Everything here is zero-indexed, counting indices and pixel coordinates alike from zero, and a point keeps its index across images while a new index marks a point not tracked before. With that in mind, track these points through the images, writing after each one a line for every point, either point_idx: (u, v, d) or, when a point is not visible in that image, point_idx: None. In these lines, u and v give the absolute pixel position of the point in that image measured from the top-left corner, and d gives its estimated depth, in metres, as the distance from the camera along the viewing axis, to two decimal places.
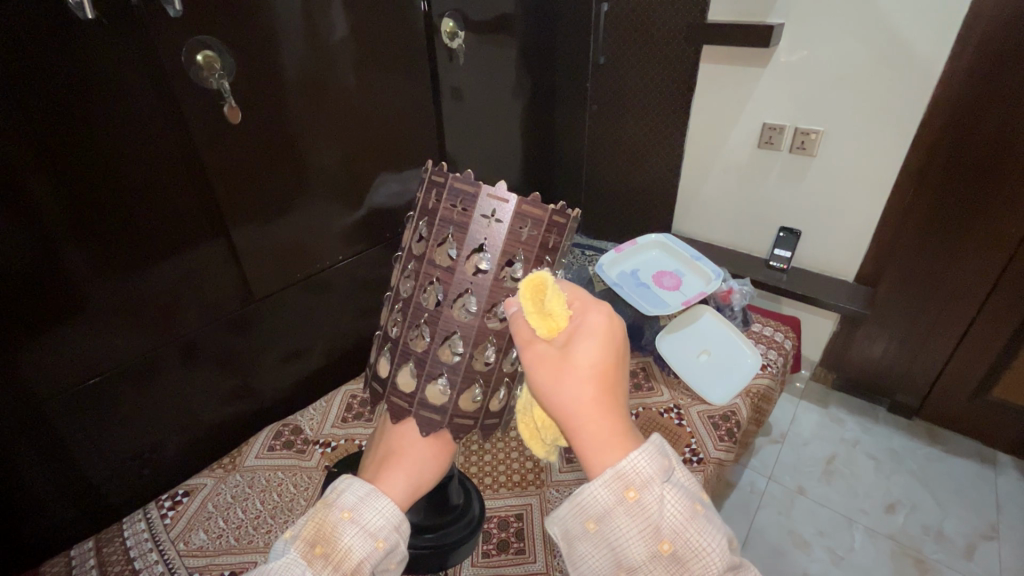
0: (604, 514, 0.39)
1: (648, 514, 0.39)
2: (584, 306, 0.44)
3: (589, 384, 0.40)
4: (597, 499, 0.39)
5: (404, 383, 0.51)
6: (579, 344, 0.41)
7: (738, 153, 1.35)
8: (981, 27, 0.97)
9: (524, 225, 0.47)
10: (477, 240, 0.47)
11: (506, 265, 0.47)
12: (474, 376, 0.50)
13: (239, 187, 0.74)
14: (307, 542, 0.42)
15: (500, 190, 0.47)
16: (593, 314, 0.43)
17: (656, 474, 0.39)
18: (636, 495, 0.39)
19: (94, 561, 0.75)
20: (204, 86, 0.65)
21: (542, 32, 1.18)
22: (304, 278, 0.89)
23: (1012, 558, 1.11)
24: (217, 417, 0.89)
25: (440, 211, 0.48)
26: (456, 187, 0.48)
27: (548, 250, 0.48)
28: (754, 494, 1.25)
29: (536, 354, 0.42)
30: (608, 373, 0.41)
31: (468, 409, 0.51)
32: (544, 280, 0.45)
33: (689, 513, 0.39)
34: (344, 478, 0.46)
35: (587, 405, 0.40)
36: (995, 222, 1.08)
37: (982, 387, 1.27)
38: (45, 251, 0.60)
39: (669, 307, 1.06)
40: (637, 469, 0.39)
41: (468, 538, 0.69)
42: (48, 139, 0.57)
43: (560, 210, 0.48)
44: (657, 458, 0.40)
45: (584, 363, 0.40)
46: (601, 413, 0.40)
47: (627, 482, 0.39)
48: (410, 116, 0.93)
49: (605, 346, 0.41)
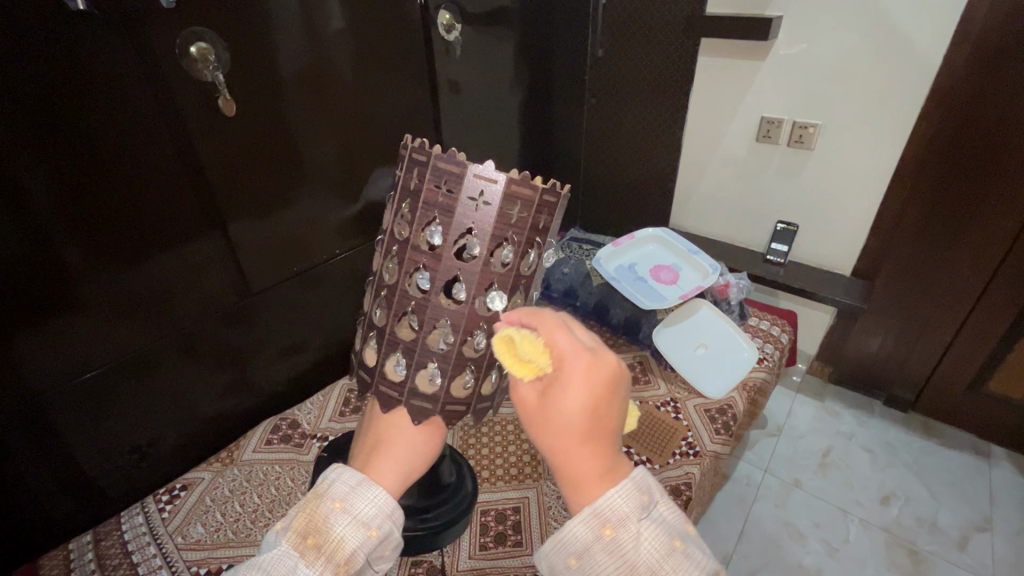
0: (582, 551, 0.39)
1: (624, 550, 0.38)
2: (564, 352, 0.40)
3: (563, 436, 0.39)
4: (576, 536, 0.39)
5: (392, 372, 0.50)
6: (557, 399, 0.38)
7: (737, 147, 1.35)
8: (980, 20, 0.97)
9: (514, 207, 0.45)
10: (465, 223, 0.45)
11: (497, 249, 0.46)
12: (464, 362, 0.49)
13: (236, 178, 0.74)
14: (298, 533, 0.42)
15: (488, 170, 0.45)
16: (573, 363, 0.39)
17: (632, 510, 0.39)
18: (611, 532, 0.38)
19: (92, 554, 0.75)
20: (198, 78, 0.64)
21: (542, 22, 1.17)
22: (302, 272, 0.89)
23: (1005, 549, 1.12)
24: (214, 411, 0.89)
25: (423, 193, 0.46)
26: (440, 167, 0.45)
27: (539, 231, 0.48)
28: (750, 486, 1.26)
29: (519, 397, 0.41)
30: (587, 425, 0.38)
31: (460, 395, 0.50)
32: (511, 333, 0.42)
33: (668, 549, 0.38)
34: (334, 468, 0.46)
35: (565, 451, 0.39)
36: (990, 216, 1.08)
37: (977, 380, 1.28)
38: (40, 246, 0.60)
39: (666, 301, 1.09)
40: (613, 507, 0.39)
41: (462, 516, 0.68)
42: (43, 134, 0.56)
43: (549, 188, 0.47)
44: (635, 495, 0.39)
45: (562, 417, 0.38)
46: (575, 460, 0.39)
47: (603, 520, 0.39)
48: (407, 109, 0.93)
49: (585, 402, 0.38)
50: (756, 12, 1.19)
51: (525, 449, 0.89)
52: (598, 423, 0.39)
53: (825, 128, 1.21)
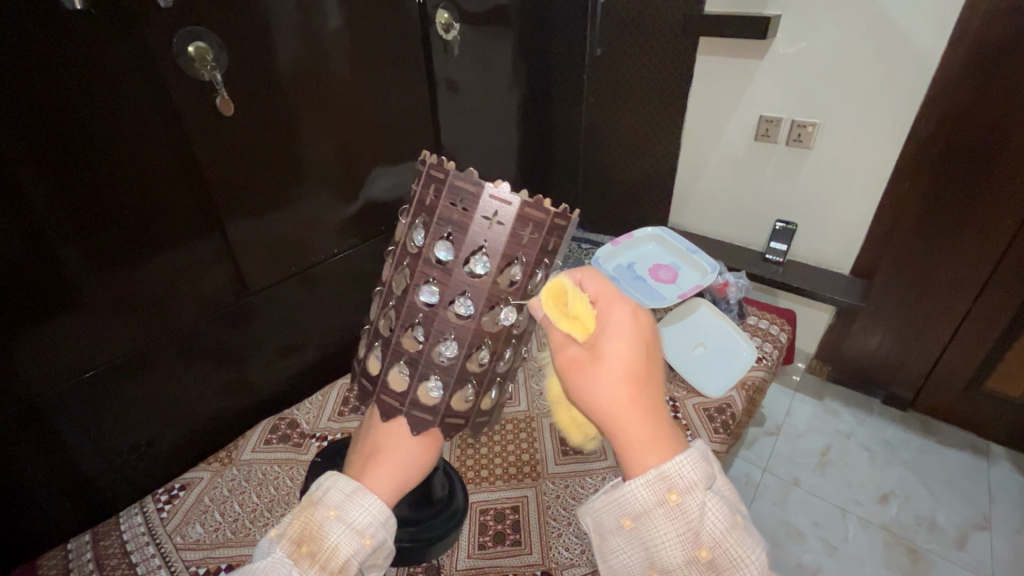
0: (642, 513, 0.37)
1: (689, 519, 0.36)
2: (608, 304, 0.42)
3: (623, 384, 0.38)
4: (638, 497, 0.37)
5: (395, 382, 0.49)
6: (611, 345, 0.40)
7: (736, 145, 1.35)
8: (979, 20, 0.97)
9: (526, 229, 0.45)
10: (477, 242, 0.45)
11: (505, 268, 0.46)
12: (467, 376, 0.49)
13: (234, 177, 0.73)
14: (293, 541, 0.41)
15: (503, 192, 0.45)
16: (618, 311, 0.42)
17: (701, 480, 0.37)
18: (677, 499, 0.37)
19: (91, 554, 0.75)
20: (196, 78, 0.64)
21: (541, 21, 1.17)
22: (300, 272, 0.89)
23: (1003, 548, 1.13)
24: (213, 411, 0.89)
25: (438, 208, 0.46)
26: (456, 185, 0.46)
27: (548, 253, 0.47)
28: (749, 485, 1.26)
29: (570, 357, 0.41)
30: (640, 370, 0.39)
31: (459, 408, 0.50)
32: (561, 285, 0.43)
33: (732, 524, 0.37)
34: (328, 476, 0.45)
35: (624, 403, 0.38)
36: (990, 215, 1.08)
37: (976, 379, 1.28)
38: (40, 246, 0.60)
39: (664, 299, 1.06)
40: (682, 472, 0.37)
41: (450, 531, 0.64)
42: (42, 134, 0.56)
43: (560, 213, 0.46)
44: (703, 464, 0.38)
45: (611, 359, 0.39)
46: (637, 410, 0.38)
47: (669, 484, 0.37)
48: (406, 110, 0.93)
49: (636, 344, 0.40)
50: (755, 12, 1.19)
51: (524, 448, 0.89)
52: (648, 370, 0.40)
53: (825, 126, 1.21)
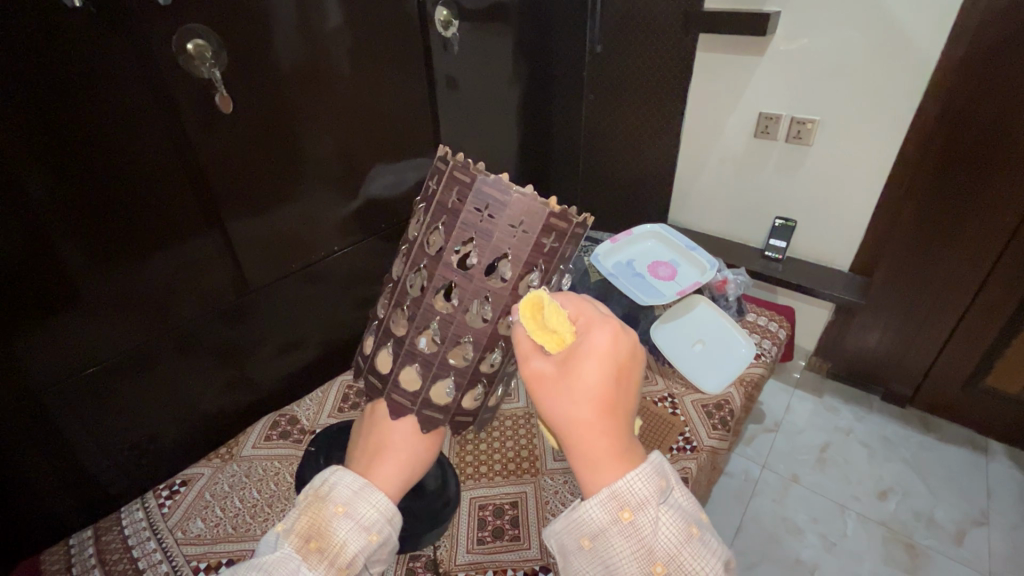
0: (598, 533, 0.40)
1: (642, 534, 0.39)
2: (589, 323, 0.43)
3: (585, 404, 0.39)
4: (594, 518, 0.40)
5: (408, 382, 0.50)
6: (579, 365, 0.40)
7: (736, 142, 1.35)
8: (979, 16, 0.97)
9: (549, 237, 0.46)
10: (500, 249, 0.45)
11: (526, 275, 0.46)
12: (478, 376, 0.50)
13: (234, 176, 0.74)
14: (301, 536, 0.42)
15: (532, 201, 0.45)
16: (598, 332, 0.42)
17: (652, 496, 0.40)
18: (630, 516, 0.39)
19: (93, 549, 0.76)
20: (196, 76, 0.65)
21: (541, 18, 1.17)
22: (300, 268, 0.89)
23: (1001, 544, 1.13)
24: (214, 407, 0.89)
25: (462, 213, 0.46)
26: (483, 190, 0.45)
27: (563, 260, 0.48)
28: (748, 481, 1.27)
29: (535, 369, 0.42)
30: (607, 395, 0.40)
31: (469, 407, 0.52)
32: (542, 297, 0.45)
33: (684, 536, 0.40)
34: (336, 471, 0.46)
35: (584, 423, 0.40)
36: (989, 212, 1.08)
37: (975, 375, 1.28)
38: (40, 242, 0.60)
39: (664, 296, 1.05)
40: (633, 491, 0.39)
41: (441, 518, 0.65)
42: (43, 132, 0.57)
43: (580, 222, 0.47)
44: (654, 480, 0.40)
45: (579, 379, 0.40)
46: (595, 434, 0.40)
47: (622, 503, 0.39)
48: (405, 107, 0.93)
49: (608, 367, 0.40)
50: (755, 9, 1.19)
51: (523, 444, 0.90)
52: (617, 394, 0.40)
53: (825, 124, 1.21)
